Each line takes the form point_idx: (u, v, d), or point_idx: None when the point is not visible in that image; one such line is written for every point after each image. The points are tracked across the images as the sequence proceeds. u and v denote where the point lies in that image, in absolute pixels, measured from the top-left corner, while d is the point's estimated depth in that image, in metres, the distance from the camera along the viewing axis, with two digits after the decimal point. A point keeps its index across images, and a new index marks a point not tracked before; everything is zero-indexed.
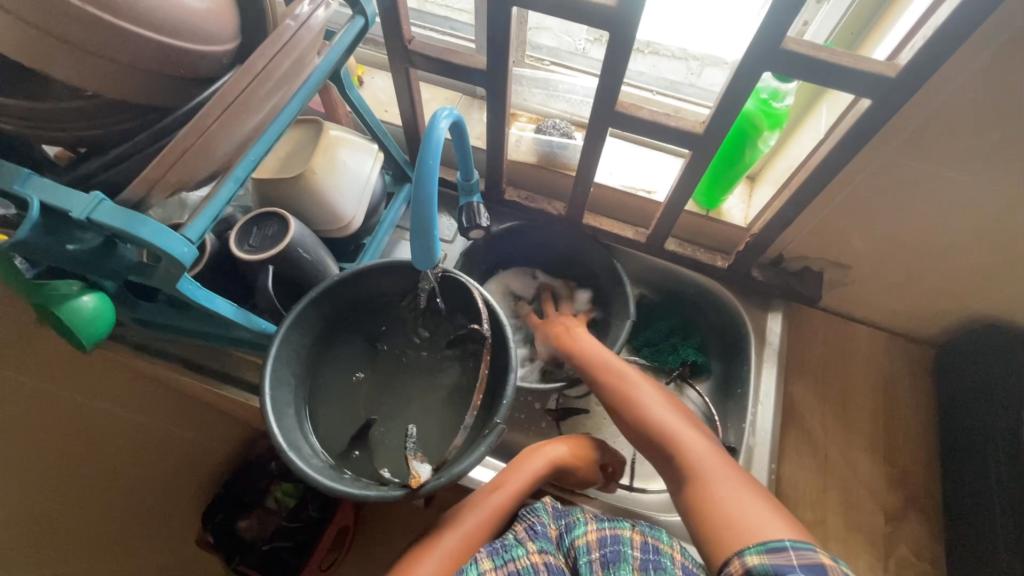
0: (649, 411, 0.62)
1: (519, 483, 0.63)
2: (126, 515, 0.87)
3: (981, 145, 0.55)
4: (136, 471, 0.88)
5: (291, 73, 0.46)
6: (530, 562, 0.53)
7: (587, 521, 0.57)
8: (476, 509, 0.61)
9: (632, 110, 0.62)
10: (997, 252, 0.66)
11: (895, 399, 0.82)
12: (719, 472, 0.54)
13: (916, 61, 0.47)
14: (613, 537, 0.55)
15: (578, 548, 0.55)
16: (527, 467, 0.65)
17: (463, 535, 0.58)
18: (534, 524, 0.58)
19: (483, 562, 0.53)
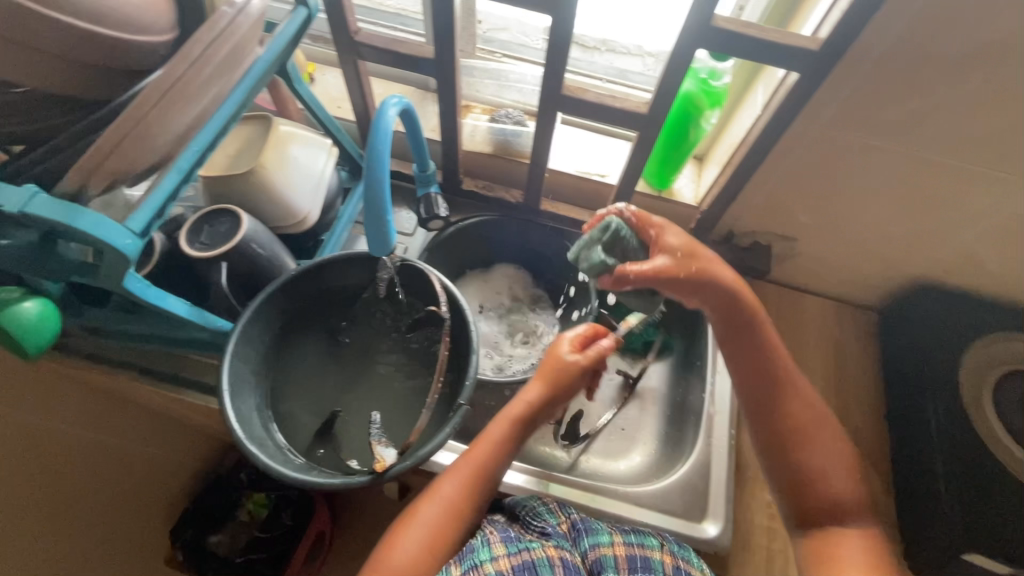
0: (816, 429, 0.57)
1: (493, 439, 0.60)
2: (82, 532, 0.84)
3: (902, 113, 0.59)
4: (91, 486, 0.85)
5: (232, 63, 0.46)
6: (545, 555, 0.55)
7: (614, 535, 0.59)
8: (452, 477, 0.58)
9: (578, 94, 0.64)
10: (925, 216, 0.70)
11: (845, 362, 0.86)
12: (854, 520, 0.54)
13: (836, 34, 0.50)
14: (644, 559, 0.57)
15: (604, 558, 0.56)
16: (505, 417, 0.60)
17: (442, 505, 0.56)
18: (545, 526, 0.60)
19: (496, 547, 0.56)
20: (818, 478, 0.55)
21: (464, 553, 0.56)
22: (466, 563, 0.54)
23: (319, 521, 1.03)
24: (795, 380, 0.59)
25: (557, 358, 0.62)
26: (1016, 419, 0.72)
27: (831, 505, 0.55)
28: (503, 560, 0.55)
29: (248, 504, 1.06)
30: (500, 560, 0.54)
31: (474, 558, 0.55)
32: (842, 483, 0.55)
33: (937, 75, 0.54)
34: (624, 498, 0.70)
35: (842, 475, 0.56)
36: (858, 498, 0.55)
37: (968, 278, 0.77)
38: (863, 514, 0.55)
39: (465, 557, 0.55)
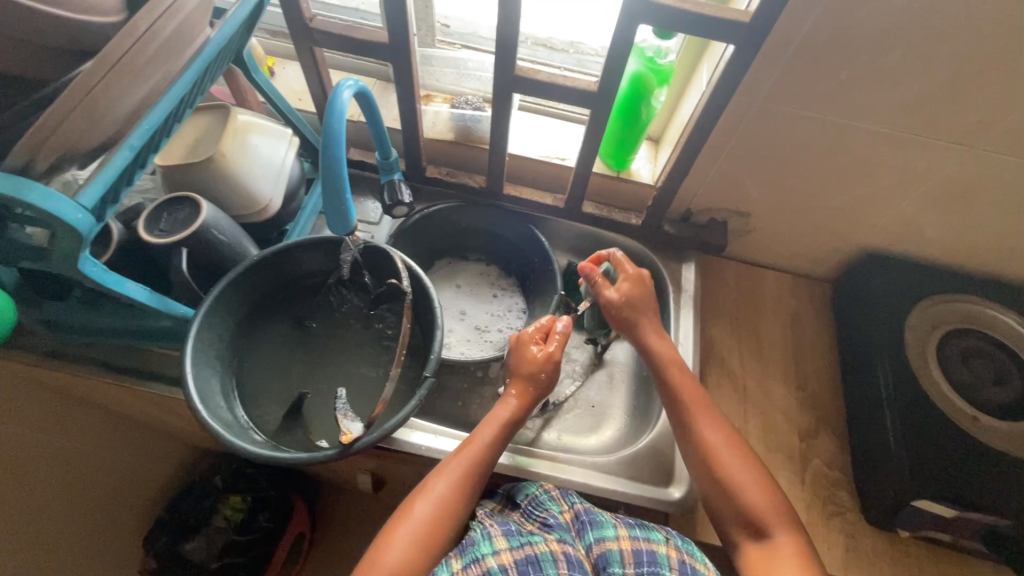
0: (702, 425, 0.64)
1: (483, 441, 0.62)
2: (38, 533, 0.82)
3: (832, 85, 0.63)
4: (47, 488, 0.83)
5: (180, 41, 0.47)
6: (549, 550, 0.53)
7: (620, 528, 0.55)
8: (444, 476, 0.59)
9: (531, 74, 0.66)
10: (864, 184, 0.74)
11: (801, 332, 0.90)
12: (774, 524, 0.57)
13: (765, 7, 0.53)
14: (650, 553, 0.53)
15: (609, 552, 0.53)
16: (494, 420, 0.64)
17: (437, 503, 0.57)
18: (547, 517, 0.58)
19: (498, 541, 0.54)
20: (733, 484, 0.60)
21: (464, 547, 0.54)
22: (468, 557, 0.53)
23: (299, 524, 1.04)
24: (702, 421, 0.64)
25: (531, 361, 0.67)
26: (958, 373, 0.76)
27: (751, 509, 0.58)
28: (506, 553, 0.52)
29: (225, 509, 1.00)
30: (502, 554, 0.52)
31: (475, 552, 0.53)
32: (751, 488, 0.59)
33: (860, 47, 0.58)
34: (592, 467, 0.72)
35: (752, 479, 0.60)
36: (771, 499, 0.59)
37: (909, 243, 0.82)
38: (779, 516, 0.57)
39: (465, 551, 0.54)
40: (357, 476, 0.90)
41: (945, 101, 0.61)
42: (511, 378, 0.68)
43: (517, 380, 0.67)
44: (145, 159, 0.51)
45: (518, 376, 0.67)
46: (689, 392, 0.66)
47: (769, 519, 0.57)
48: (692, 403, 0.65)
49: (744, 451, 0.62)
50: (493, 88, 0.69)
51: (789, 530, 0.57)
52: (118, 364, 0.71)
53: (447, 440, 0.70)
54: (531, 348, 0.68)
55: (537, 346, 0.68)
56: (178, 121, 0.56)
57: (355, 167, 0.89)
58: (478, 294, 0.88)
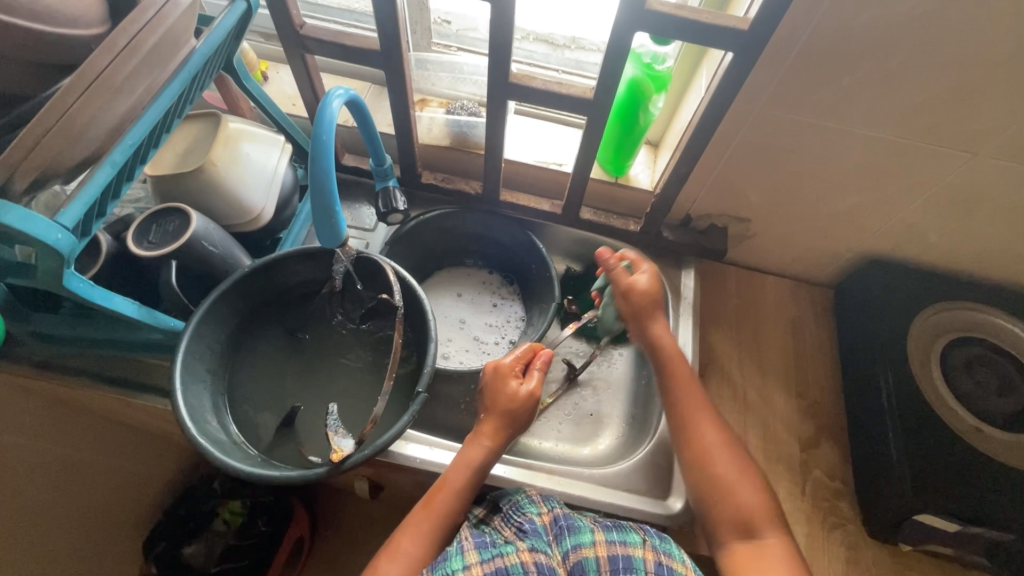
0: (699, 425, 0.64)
1: (452, 490, 0.60)
2: (39, 529, 0.81)
3: (832, 93, 0.62)
4: (50, 490, 0.82)
5: (164, 53, 0.46)
6: (520, 560, 0.51)
7: (597, 533, 0.54)
8: (410, 533, 0.57)
9: (525, 80, 0.64)
10: (866, 192, 0.73)
11: (803, 339, 0.89)
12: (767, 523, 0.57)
13: (765, 14, 0.52)
14: (626, 558, 0.52)
15: (585, 560, 0.52)
16: (463, 464, 0.61)
17: (406, 563, 0.55)
18: (523, 523, 0.57)
19: (470, 555, 0.52)
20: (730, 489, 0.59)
21: (437, 563, 0.53)
22: (439, 572, 0.51)
23: (299, 528, 1.03)
24: (699, 419, 0.64)
25: (493, 394, 0.64)
26: (963, 383, 0.74)
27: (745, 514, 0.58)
28: (476, 567, 0.50)
29: (224, 513, 1.01)
30: (473, 568, 0.50)
31: (446, 567, 0.51)
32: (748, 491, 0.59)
33: (862, 54, 0.57)
34: (591, 481, 0.70)
35: (744, 483, 0.60)
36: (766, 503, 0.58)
37: (913, 249, 0.80)
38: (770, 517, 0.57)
39: (437, 566, 0.52)
40: (354, 484, 0.89)
41: (951, 107, 0.59)
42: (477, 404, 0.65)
43: (490, 412, 0.63)
44: (131, 171, 0.50)
45: (490, 408, 0.63)
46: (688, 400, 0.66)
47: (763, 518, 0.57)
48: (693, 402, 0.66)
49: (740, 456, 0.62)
50: (488, 94, 0.67)
51: (779, 544, 0.55)
52: (110, 375, 0.71)
53: (442, 452, 0.69)
54: (493, 382, 0.64)
55: (504, 381, 0.64)
56: (165, 131, 0.55)
57: (350, 173, 0.88)
58: (477, 300, 0.88)
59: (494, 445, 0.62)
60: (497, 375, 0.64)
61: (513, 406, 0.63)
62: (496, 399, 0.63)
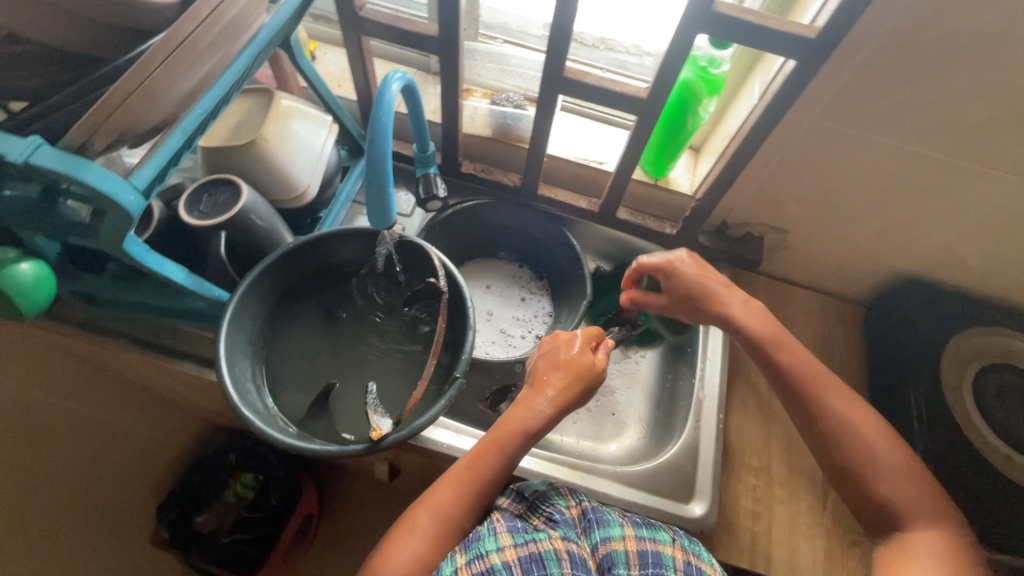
0: (830, 410, 0.58)
1: (501, 454, 0.58)
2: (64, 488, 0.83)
3: (888, 108, 0.61)
4: (76, 449, 0.84)
5: (239, 26, 0.47)
6: (553, 548, 0.52)
7: (626, 528, 0.54)
8: (450, 487, 0.57)
9: (580, 76, 0.64)
10: (910, 210, 0.72)
11: (831, 354, 0.88)
12: (910, 515, 0.53)
13: (834, 23, 0.51)
14: (655, 554, 0.52)
15: (614, 552, 0.52)
16: (515, 425, 0.59)
17: (444, 518, 0.56)
18: (553, 513, 0.57)
19: (503, 538, 0.53)
20: (875, 478, 0.55)
21: (469, 541, 0.54)
22: (471, 552, 0.52)
23: (308, 505, 1.03)
24: (837, 403, 0.58)
25: (563, 356, 0.63)
26: (994, 410, 0.74)
27: (889, 499, 0.54)
28: (510, 550, 0.51)
29: (236, 486, 1.03)
30: (506, 550, 0.51)
31: (479, 547, 0.52)
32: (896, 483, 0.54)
33: (926, 71, 0.56)
34: (612, 479, 0.71)
35: (894, 466, 0.55)
36: (919, 495, 0.54)
37: (951, 272, 0.80)
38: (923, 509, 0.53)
39: (470, 545, 0.53)
40: (372, 466, 0.90)
41: (1010, 130, 0.59)
42: (540, 365, 0.64)
43: (560, 373, 0.62)
44: (194, 141, 0.51)
45: (561, 368, 0.62)
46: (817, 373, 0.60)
47: (913, 511, 0.53)
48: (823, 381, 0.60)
49: (877, 442, 0.56)
50: (540, 87, 0.67)
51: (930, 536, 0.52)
52: (147, 340, 0.72)
53: (468, 439, 0.70)
54: (567, 345, 0.64)
55: (570, 346, 0.64)
56: (227, 104, 0.55)
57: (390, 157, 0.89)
58: (506, 292, 0.88)
59: (554, 414, 0.60)
60: (573, 340, 0.65)
61: (580, 372, 0.62)
62: (571, 361, 0.63)
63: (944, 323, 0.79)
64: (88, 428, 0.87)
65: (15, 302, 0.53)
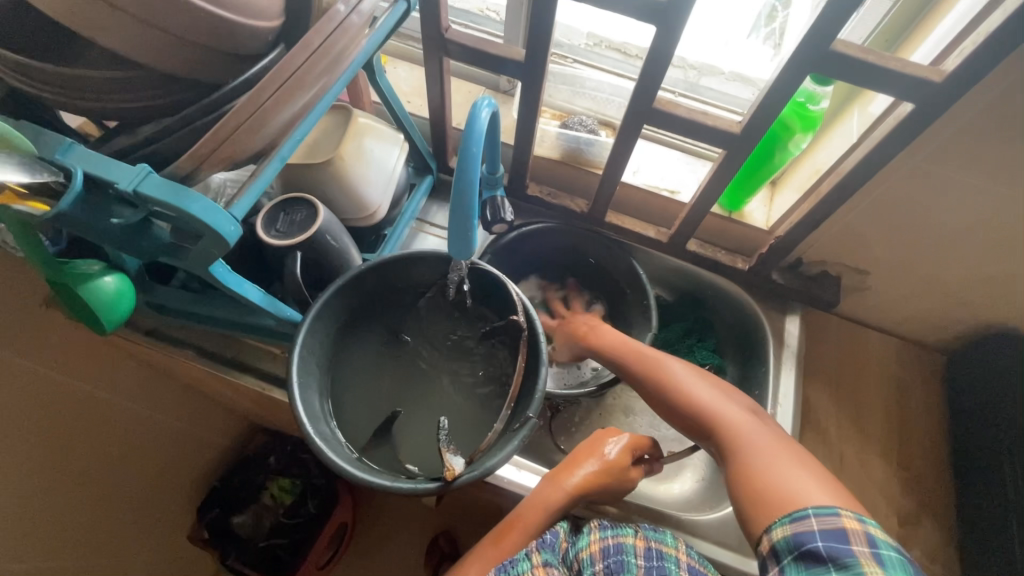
0: (666, 369, 0.61)
1: (525, 528, 0.56)
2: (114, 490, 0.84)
3: (1009, 156, 0.57)
4: (129, 449, 0.85)
5: (342, 52, 0.46)
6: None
7: (591, 531, 0.54)
8: (477, 563, 0.56)
9: (668, 108, 0.62)
10: (1017, 262, 0.67)
11: (908, 404, 0.83)
12: (746, 438, 0.53)
13: (966, 68, 0.48)
14: (617, 544, 0.53)
15: (583, 557, 0.52)
16: (539, 502, 0.57)
17: None
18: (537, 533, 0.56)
19: (533, 554, 0.52)
20: (735, 427, 0.54)
21: None
22: None
23: (344, 513, 1.02)
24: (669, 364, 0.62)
25: (594, 454, 0.60)
26: None
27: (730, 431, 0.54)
28: None
29: (274, 487, 1.03)
30: None
31: None
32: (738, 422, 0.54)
33: None
34: (677, 526, 0.67)
35: (732, 409, 0.56)
36: (748, 420, 0.55)
37: None
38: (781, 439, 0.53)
39: None
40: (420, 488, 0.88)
41: None
42: (568, 458, 0.61)
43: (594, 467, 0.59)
44: None
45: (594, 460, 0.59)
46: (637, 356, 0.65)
47: (760, 433, 0.53)
48: (660, 356, 0.64)
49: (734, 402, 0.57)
50: (624, 116, 0.64)
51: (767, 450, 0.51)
52: (215, 351, 0.73)
53: (530, 475, 0.68)
54: (603, 441, 0.61)
55: (608, 443, 0.60)
56: None
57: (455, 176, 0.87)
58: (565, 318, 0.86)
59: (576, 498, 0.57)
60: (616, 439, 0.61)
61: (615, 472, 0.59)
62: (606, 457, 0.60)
63: None
64: (137, 431, 0.86)
65: (99, 315, 0.54)
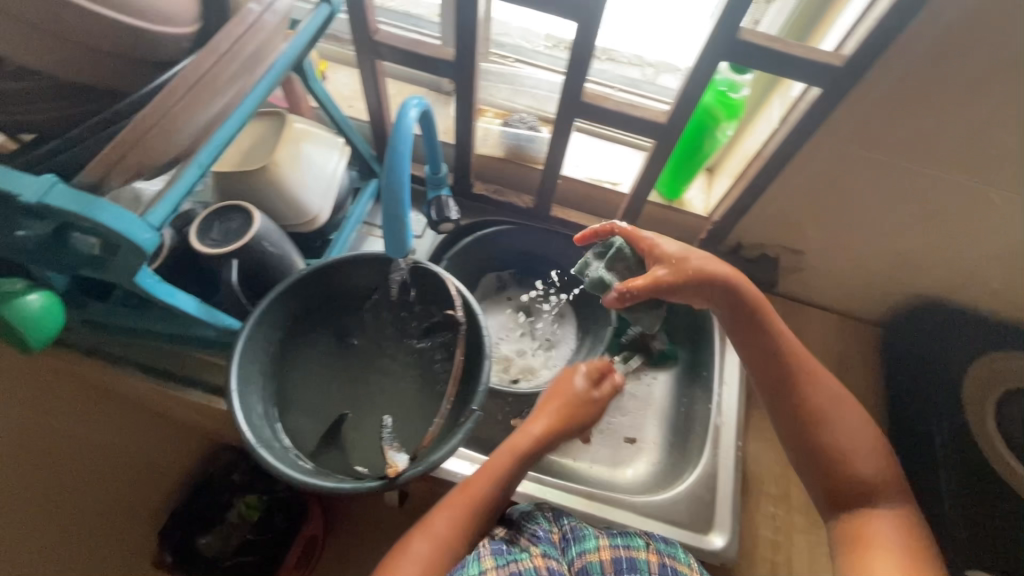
0: (789, 373, 0.57)
1: (495, 468, 0.59)
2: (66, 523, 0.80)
3: (914, 134, 0.60)
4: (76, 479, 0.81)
5: (258, 56, 0.46)
6: (532, 566, 0.52)
7: (600, 539, 0.56)
8: (447, 511, 0.56)
9: (598, 101, 0.64)
10: (932, 234, 0.72)
11: (848, 376, 0.87)
12: (881, 496, 0.52)
13: (861, 52, 0.50)
14: (629, 560, 0.54)
15: (589, 565, 0.54)
16: (509, 445, 0.61)
17: (436, 541, 0.54)
18: (536, 530, 0.57)
19: (486, 561, 0.52)
20: (849, 457, 0.54)
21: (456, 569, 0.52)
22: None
23: (313, 527, 0.95)
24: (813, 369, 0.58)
25: (568, 383, 0.66)
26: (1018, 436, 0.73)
27: (865, 482, 0.53)
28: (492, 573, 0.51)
29: (241, 505, 0.94)
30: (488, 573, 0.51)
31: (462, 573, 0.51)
32: (869, 455, 0.54)
33: (953, 98, 0.55)
34: (630, 509, 0.69)
35: (866, 443, 0.55)
36: (886, 474, 0.53)
37: (972, 295, 0.78)
38: (899, 491, 0.53)
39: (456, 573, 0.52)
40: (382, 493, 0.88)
41: None
42: (545, 396, 0.66)
43: (551, 399, 0.65)
44: None
45: (553, 395, 0.66)
46: (733, 272, 0.58)
47: (879, 492, 0.53)
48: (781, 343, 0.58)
49: (854, 419, 0.56)
50: (557, 110, 0.66)
51: (888, 511, 0.51)
52: (159, 367, 0.71)
53: None
54: (570, 373, 0.67)
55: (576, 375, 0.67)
56: None
57: None
58: (518, 314, 0.87)
59: (545, 434, 0.62)
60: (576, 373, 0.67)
61: (578, 400, 0.65)
62: (563, 389, 0.66)
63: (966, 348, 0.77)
64: (77, 447, 0.84)
65: (24, 335, 0.52)
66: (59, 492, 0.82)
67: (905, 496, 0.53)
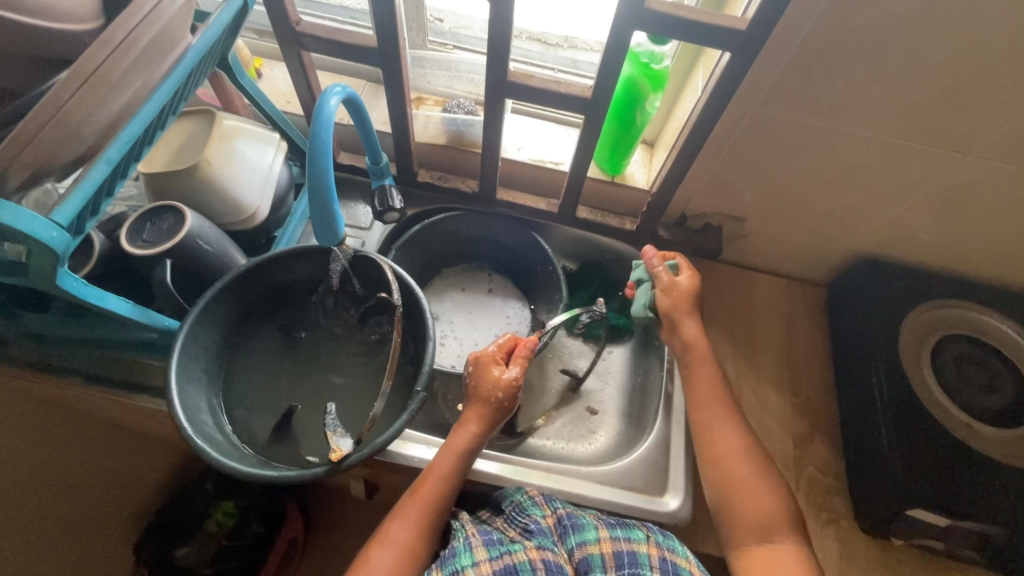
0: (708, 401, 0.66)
1: (440, 475, 0.60)
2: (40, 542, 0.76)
3: (826, 94, 0.62)
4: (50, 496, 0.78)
5: (160, 48, 0.46)
6: (527, 558, 0.53)
7: (600, 530, 0.56)
8: (402, 521, 0.57)
9: (524, 79, 0.64)
10: (859, 192, 0.74)
11: (795, 337, 0.90)
12: (782, 529, 0.57)
13: (763, 14, 0.52)
14: (631, 553, 0.53)
15: (590, 556, 0.53)
16: (448, 450, 0.61)
17: (396, 551, 0.55)
18: (529, 522, 0.58)
19: (478, 552, 0.54)
20: (745, 496, 0.59)
21: (446, 559, 0.54)
22: (447, 569, 0.53)
23: (292, 528, 1.00)
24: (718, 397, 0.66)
25: (492, 382, 0.63)
26: (951, 380, 0.76)
27: (763, 518, 0.58)
28: (485, 564, 0.52)
29: (217, 514, 0.97)
30: (481, 565, 0.52)
31: (455, 564, 0.53)
32: (763, 502, 0.58)
33: (857, 56, 0.57)
34: (587, 478, 0.70)
35: (765, 487, 0.60)
36: (781, 505, 0.58)
37: (904, 247, 0.81)
38: (785, 526, 0.57)
39: (447, 562, 0.54)
40: (348, 485, 0.88)
41: (944, 110, 0.60)
42: (469, 403, 0.64)
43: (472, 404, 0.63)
44: (125, 168, 0.49)
45: (473, 399, 0.64)
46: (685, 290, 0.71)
47: (778, 529, 0.57)
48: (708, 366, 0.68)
49: (756, 469, 0.61)
50: (486, 92, 0.66)
51: (792, 546, 0.56)
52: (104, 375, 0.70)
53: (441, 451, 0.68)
54: (492, 369, 0.64)
55: (499, 367, 0.64)
56: (161, 127, 0.54)
57: (345, 170, 0.88)
58: (472, 299, 0.88)
59: (481, 431, 0.62)
60: (491, 358, 0.65)
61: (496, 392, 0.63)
62: (481, 385, 0.64)
63: (901, 300, 0.80)
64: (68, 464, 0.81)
65: None
66: (17, 508, 0.74)
67: (800, 532, 0.58)
